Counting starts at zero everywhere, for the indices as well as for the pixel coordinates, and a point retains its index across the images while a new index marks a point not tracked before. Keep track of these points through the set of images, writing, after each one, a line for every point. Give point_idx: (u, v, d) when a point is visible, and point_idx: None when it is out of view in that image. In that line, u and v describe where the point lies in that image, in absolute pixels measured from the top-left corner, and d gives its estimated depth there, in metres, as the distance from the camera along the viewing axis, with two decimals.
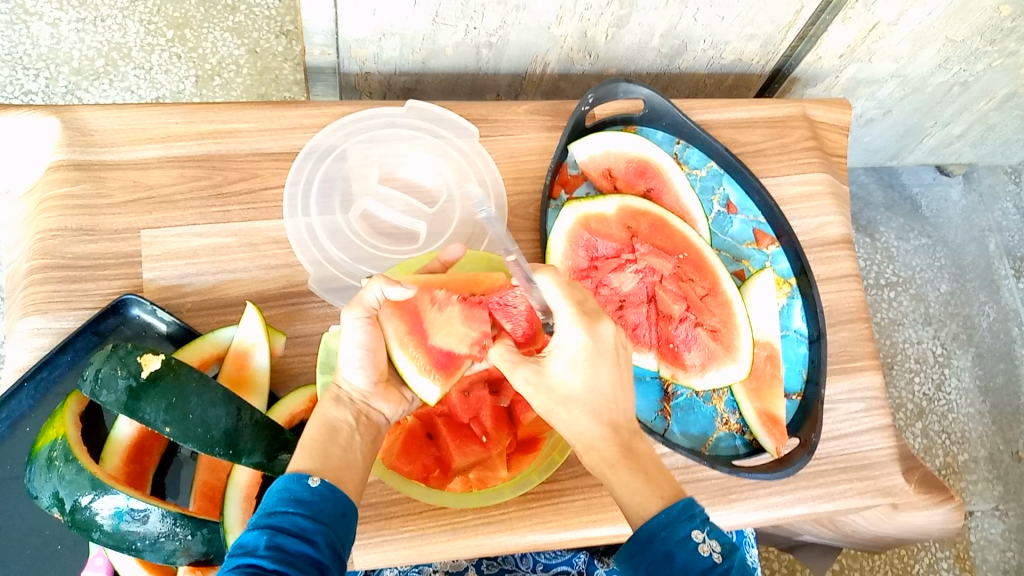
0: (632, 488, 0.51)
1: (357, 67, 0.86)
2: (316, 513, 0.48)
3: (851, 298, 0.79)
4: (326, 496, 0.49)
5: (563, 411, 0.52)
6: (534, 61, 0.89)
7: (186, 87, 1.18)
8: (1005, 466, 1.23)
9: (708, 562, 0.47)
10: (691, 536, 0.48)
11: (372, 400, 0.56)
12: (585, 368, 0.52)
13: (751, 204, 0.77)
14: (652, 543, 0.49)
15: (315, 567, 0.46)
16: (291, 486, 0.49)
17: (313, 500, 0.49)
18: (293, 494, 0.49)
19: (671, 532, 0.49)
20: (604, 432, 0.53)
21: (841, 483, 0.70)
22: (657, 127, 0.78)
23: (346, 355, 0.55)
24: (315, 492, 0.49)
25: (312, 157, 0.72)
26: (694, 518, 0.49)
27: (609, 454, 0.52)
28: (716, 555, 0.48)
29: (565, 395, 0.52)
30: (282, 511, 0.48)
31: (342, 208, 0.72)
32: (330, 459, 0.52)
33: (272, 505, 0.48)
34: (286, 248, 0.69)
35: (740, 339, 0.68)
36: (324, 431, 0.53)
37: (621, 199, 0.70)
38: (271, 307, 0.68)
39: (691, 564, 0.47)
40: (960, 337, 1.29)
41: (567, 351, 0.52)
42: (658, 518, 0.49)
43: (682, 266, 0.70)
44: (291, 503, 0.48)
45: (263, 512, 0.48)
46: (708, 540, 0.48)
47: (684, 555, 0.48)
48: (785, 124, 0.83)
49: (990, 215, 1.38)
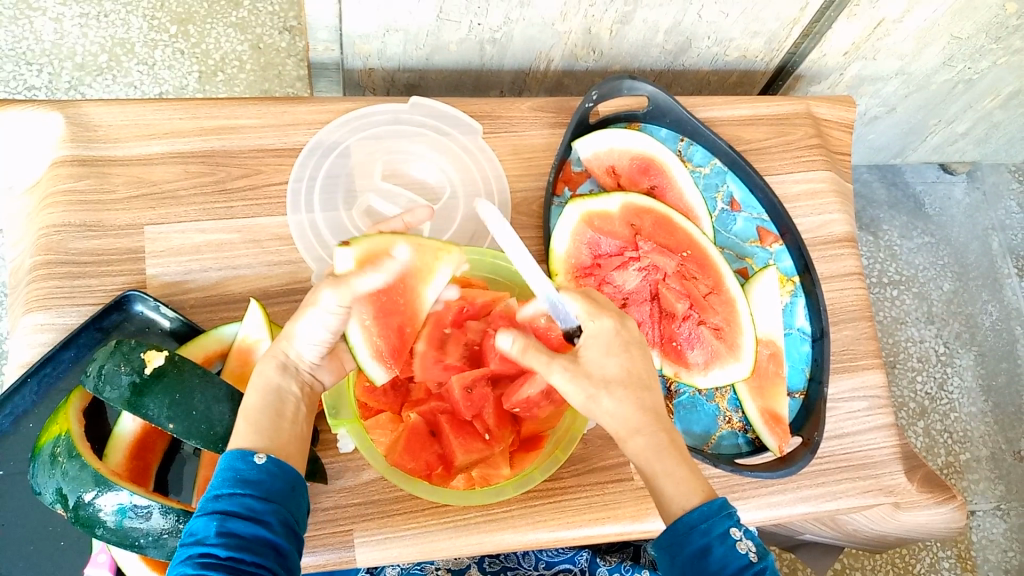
0: (678, 477, 0.51)
1: (360, 64, 0.86)
2: (266, 493, 0.49)
3: (855, 297, 0.79)
4: (274, 473, 0.50)
5: (602, 398, 0.52)
6: (538, 57, 0.89)
7: (189, 83, 1.18)
8: (1007, 465, 1.23)
9: (744, 560, 0.49)
10: (729, 533, 0.50)
11: (320, 372, 0.56)
12: (616, 350, 0.53)
13: (755, 202, 0.77)
14: (690, 535, 0.50)
15: (272, 548, 0.48)
16: (236, 465, 0.49)
17: (261, 479, 0.49)
18: (239, 474, 0.49)
19: (711, 526, 0.50)
20: (644, 419, 0.52)
21: (843, 482, 0.70)
22: (661, 124, 0.78)
23: (305, 333, 0.53)
24: (263, 471, 0.49)
25: (316, 154, 0.72)
26: (732, 516, 0.50)
27: (652, 441, 0.52)
28: (752, 553, 0.49)
29: (605, 378, 0.52)
30: (229, 493, 0.48)
31: (346, 205, 0.72)
32: (278, 434, 0.52)
33: (219, 487, 0.48)
34: (289, 244, 0.69)
35: (743, 337, 0.68)
36: (271, 406, 0.53)
37: (624, 198, 0.69)
38: (274, 304, 0.68)
39: (727, 560, 0.49)
40: (963, 336, 1.29)
41: (600, 339, 0.53)
42: (700, 512, 0.50)
43: (686, 264, 0.70)
44: (239, 483, 0.48)
45: (210, 493, 0.49)
46: (745, 538, 0.50)
47: (722, 550, 0.49)
48: (790, 121, 0.83)
49: (993, 213, 1.37)
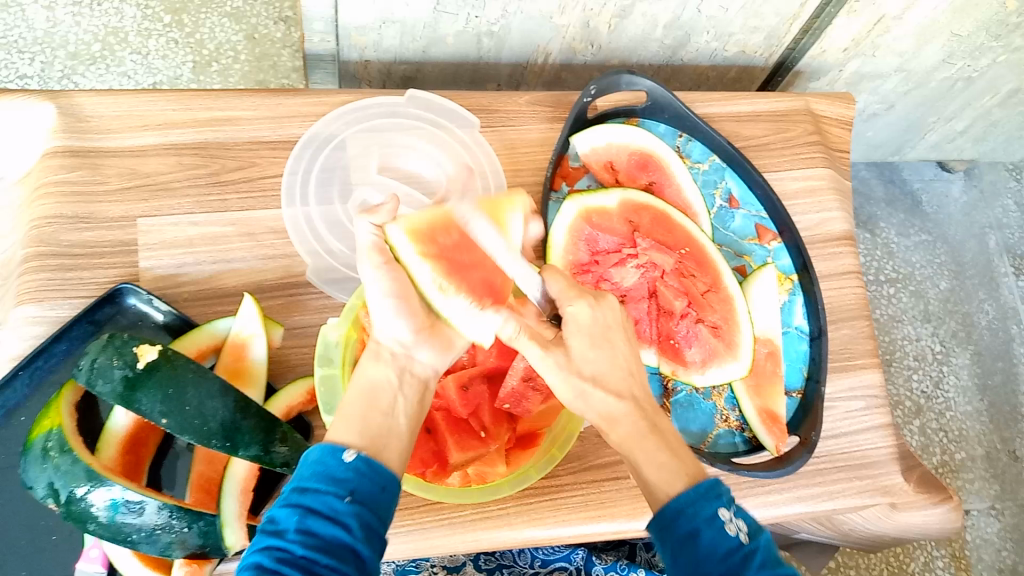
0: (660, 463, 0.50)
1: (357, 55, 0.86)
2: (353, 491, 0.46)
3: (853, 296, 0.78)
4: (362, 473, 0.47)
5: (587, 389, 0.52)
6: (536, 50, 0.88)
7: (183, 73, 1.18)
8: (1002, 464, 1.23)
9: (733, 542, 0.46)
10: (717, 514, 0.47)
11: (416, 350, 0.55)
12: (602, 343, 0.52)
13: (754, 199, 0.77)
14: (678, 521, 0.47)
15: (349, 552, 0.44)
16: (326, 461, 0.47)
17: (348, 478, 0.47)
18: (328, 470, 0.47)
19: (698, 510, 0.47)
20: (626, 407, 0.52)
21: (841, 482, 0.70)
22: (660, 119, 0.78)
23: (377, 306, 0.54)
24: (351, 468, 0.47)
25: (312, 146, 0.71)
26: (721, 498, 0.47)
27: (633, 431, 0.51)
28: (743, 535, 0.46)
29: (592, 373, 0.52)
30: (315, 488, 0.46)
31: (341, 198, 0.70)
32: (370, 425, 0.51)
33: (306, 480, 0.47)
34: (284, 238, 0.69)
35: (741, 336, 0.68)
36: (368, 397, 0.52)
37: (623, 193, 0.69)
38: (267, 299, 0.67)
39: (716, 542, 0.46)
40: (959, 335, 1.29)
41: (585, 331, 0.52)
42: (685, 496, 0.47)
43: (684, 261, 0.69)
44: (326, 479, 0.47)
45: (296, 487, 0.46)
46: (735, 520, 0.47)
47: (712, 533, 0.46)
48: (788, 117, 0.83)
49: (990, 212, 1.37)
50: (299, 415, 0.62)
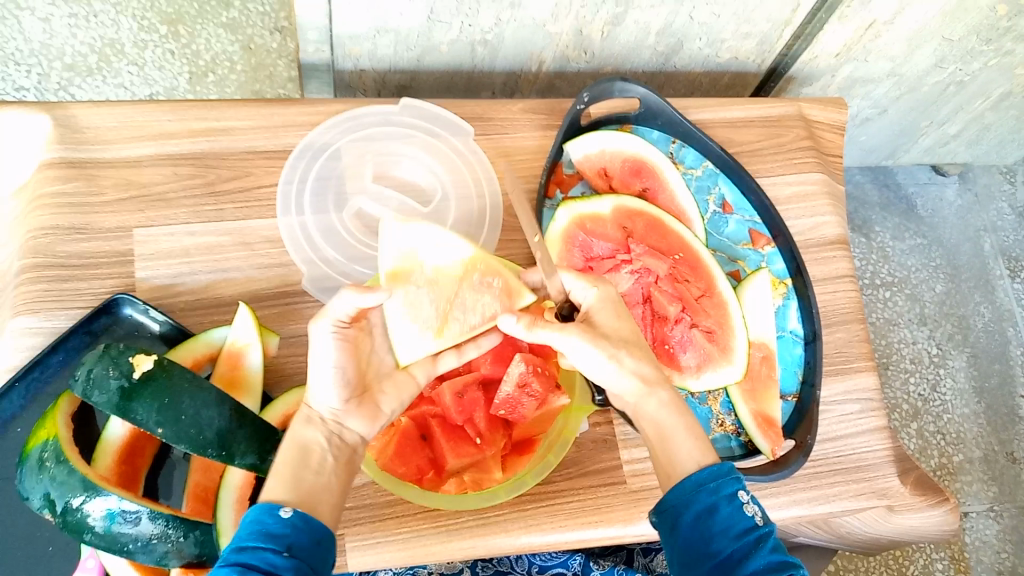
0: (693, 433, 0.54)
1: (351, 65, 0.86)
2: (290, 545, 0.47)
3: (847, 300, 0.79)
4: (299, 528, 0.48)
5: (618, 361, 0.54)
6: (530, 58, 0.88)
7: (179, 84, 1.18)
8: (1000, 466, 1.24)
9: (749, 522, 0.50)
10: (735, 496, 0.51)
11: (347, 418, 0.54)
12: (622, 314, 0.56)
13: (747, 204, 0.77)
14: (699, 493, 0.51)
15: None
16: (262, 519, 0.48)
17: (284, 533, 0.48)
18: (265, 527, 0.48)
19: (717, 487, 0.51)
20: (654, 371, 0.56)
21: (837, 485, 0.70)
22: (653, 126, 0.78)
23: (316, 373, 0.53)
24: (287, 524, 0.48)
25: (306, 155, 0.72)
26: (738, 480, 0.52)
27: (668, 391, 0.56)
28: (758, 517, 0.51)
29: (620, 338, 0.55)
30: (253, 546, 0.47)
31: (336, 207, 0.72)
32: (302, 483, 0.51)
33: (244, 539, 0.47)
34: (280, 247, 0.69)
35: (735, 340, 0.68)
36: (298, 454, 0.52)
37: (616, 199, 0.69)
38: (263, 308, 0.67)
39: (733, 519, 0.50)
40: (955, 338, 1.30)
41: (606, 305, 0.55)
42: (706, 472, 0.52)
43: (678, 266, 0.69)
44: (263, 536, 0.47)
45: (233, 546, 0.47)
46: (751, 502, 0.51)
47: (728, 509, 0.50)
48: (781, 123, 0.83)
49: (984, 215, 1.38)
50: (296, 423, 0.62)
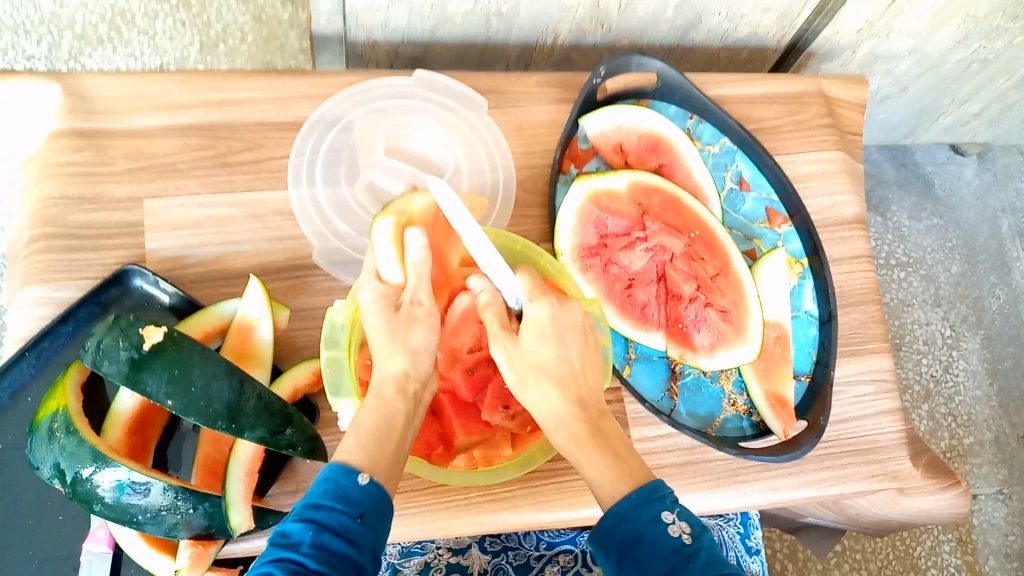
0: (604, 466, 0.51)
1: (364, 36, 0.85)
2: (364, 512, 0.46)
3: (863, 280, 0.77)
4: (374, 496, 0.47)
5: (530, 383, 0.53)
6: (545, 31, 0.87)
7: (190, 54, 1.17)
8: (1011, 449, 1.23)
9: (677, 543, 0.47)
10: (660, 516, 0.48)
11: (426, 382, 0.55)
12: (552, 338, 0.53)
13: (764, 182, 0.76)
14: (621, 526, 0.48)
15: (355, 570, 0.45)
16: (338, 480, 0.47)
17: (361, 499, 0.47)
18: (340, 488, 0.47)
19: (640, 514, 0.48)
20: (571, 410, 0.53)
21: (848, 466, 0.70)
22: (670, 101, 0.78)
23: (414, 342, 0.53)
24: (363, 491, 0.47)
25: (318, 127, 0.71)
26: (663, 498, 0.49)
27: (579, 432, 0.52)
28: (686, 536, 0.48)
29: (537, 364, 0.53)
30: (329, 506, 0.46)
31: (347, 180, 0.70)
32: (380, 452, 0.49)
33: (319, 497, 0.46)
34: (290, 220, 0.68)
35: (750, 320, 0.67)
36: (378, 422, 0.51)
37: (633, 175, 0.67)
38: (272, 281, 0.66)
39: (660, 543, 0.47)
40: (969, 320, 1.28)
41: (537, 326, 0.53)
42: (629, 501, 0.49)
43: (693, 244, 0.68)
44: (339, 499, 0.46)
45: (309, 503, 0.46)
46: (678, 521, 0.48)
47: (653, 535, 0.48)
48: (801, 100, 0.81)
49: (1003, 196, 1.37)
50: (306, 396, 0.62)
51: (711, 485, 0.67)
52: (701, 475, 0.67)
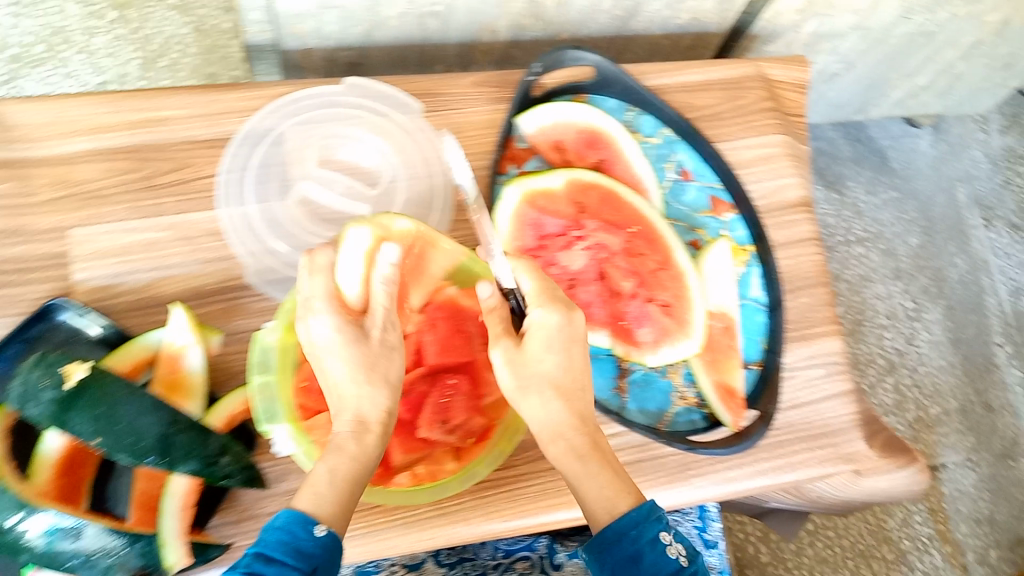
0: (603, 480, 0.50)
1: (297, 44, 0.83)
2: (315, 569, 0.44)
3: (811, 264, 0.76)
4: (330, 550, 0.45)
5: (531, 393, 0.50)
6: (482, 28, 0.85)
7: (131, 70, 1.15)
8: (976, 416, 1.24)
9: (674, 565, 0.48)
10: (658, 539, 0.48)
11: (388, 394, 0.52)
12: (558, 347, 0.51)
13: (707, 170, 0.75)
14: (620, 542, 0.48)
15: None
16: (293, 531, 0.45)
17: (315, 554, 0.45)
18: (295, 539, 0.45)
19: (642, 533, 0.48)
20: (572, 421, 0.51)
21: (802, 452, 0.70)
22: (609, 94, 0.76)
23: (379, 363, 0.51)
24: (317, 544, 0.45)
25: (248, 143, 0.70)
26: (659, 519, 0.49)
27: (579, 446, 0.50)
28: (682, 558, 0.48)
29: (540, 373, 0.50)
30: (280, 561, 0.44)
31: (279, 195, 0.69)
32: (341, 499, 0.47)
33: (271, 549, 0.44)
34: (223, 240, 0.67)
35: (693, 314, 0.67)
36: (351, 466, 0.48)
37: (569, 173, 0.67)
38: (207, 304, 0.65)
39: (660, 565, 0.47)
40: (930, 290, 1.29)
41: (547, 332, 0.50)
42: (629, 518, 0.48)
43: (632, 240, 0.68)
44: (291, 553, 0.44)
45: (260, 553, 0.44)
46: (674, 542, 0.49)
47: (653, 556, 0.47)
48: (741, 85, 0.80)
49: (959, 164, 1.38)
50: (244, 423, 0.60)
51: (664, 481, 0.67)
52: (654, 472, 0.67)
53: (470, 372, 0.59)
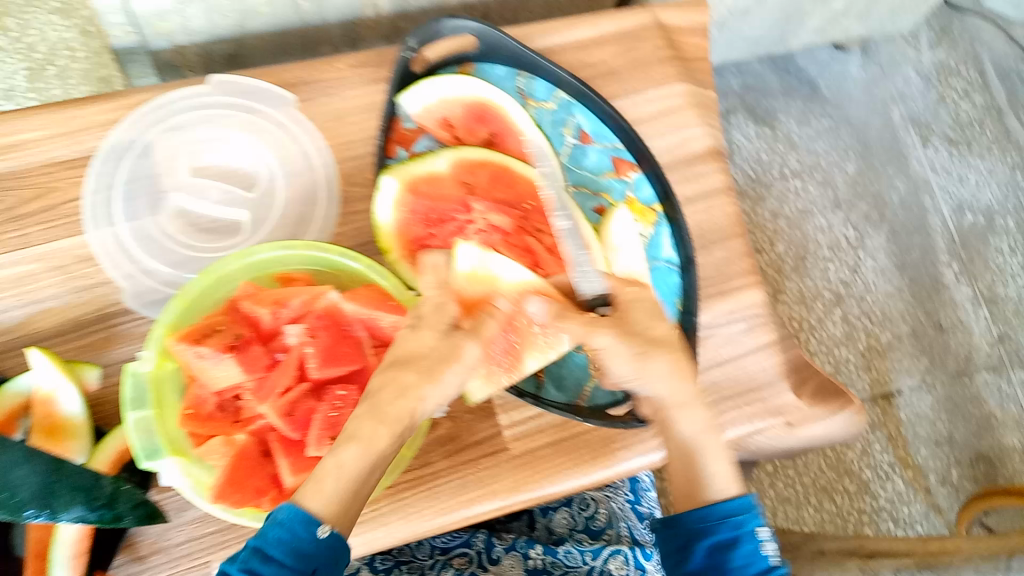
0: (721, 458, 0.54)
1: (167, 43, 0.78)
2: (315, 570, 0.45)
3: (723, 215, 0.74)
4: (329, 550, 0.46)
5: (647, 367, 0.51)
6: (362, 4, 0.80)
7: (18, 83, 1.09)
8: (929, 338, 1.22)
9: (763, 562, 0.52)
10: (757, 533, 0.53)
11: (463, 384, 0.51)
12: (654, 320, 0.53)
13: (607, 130, 0.71)
14: (722, 526, 0.52)
15: None
16: (295, 531, 0.45)
17: (314, 555, 0.45)
18: (295, 539, 0.45)
19: (745, 525, 0.52)
20: (693, 397, 0.53)
21: (729, 412, 0.68)
22: (496, 61, 0.72)
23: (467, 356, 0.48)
24: (321, 545, 0.45)
25: (112, 159, 0.65)
26: (758, 514, 0.53)
27: (701, 425, 0.54)
28: (774, 558, 0.52)
29: (642, 342, 0.51)
30: (280, 560, 0.44)
31: (151, 211, 0.66)
32: (345, 492, 0.46)
33: (272, 548, 0.45)
34: (98, 265, 0.63)
35: (597, 285, 0.63)
36: (364, 463, 0.46)
37: (455, 153, 0.63)
38: (88, 335, 0.62)
39: (751, 557, 0.51)
40: (872, 217, 1.27)
41: (643, 304, 0.53)
42: (735, 505, 0.53)
43: (528, 216, 0.65)
44: (289, 554, 0.45)
45: (259, 548, 0.45)
46: (768, 542, 0.53)
47: (746, 547, 0.52)
48: (635, 36, 0.77)
49: (891, 84, 1.35)
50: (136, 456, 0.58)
51: (589, 459, 0.65)
52: (578, 450, 0.65)
53: (361, 380, 0.57)
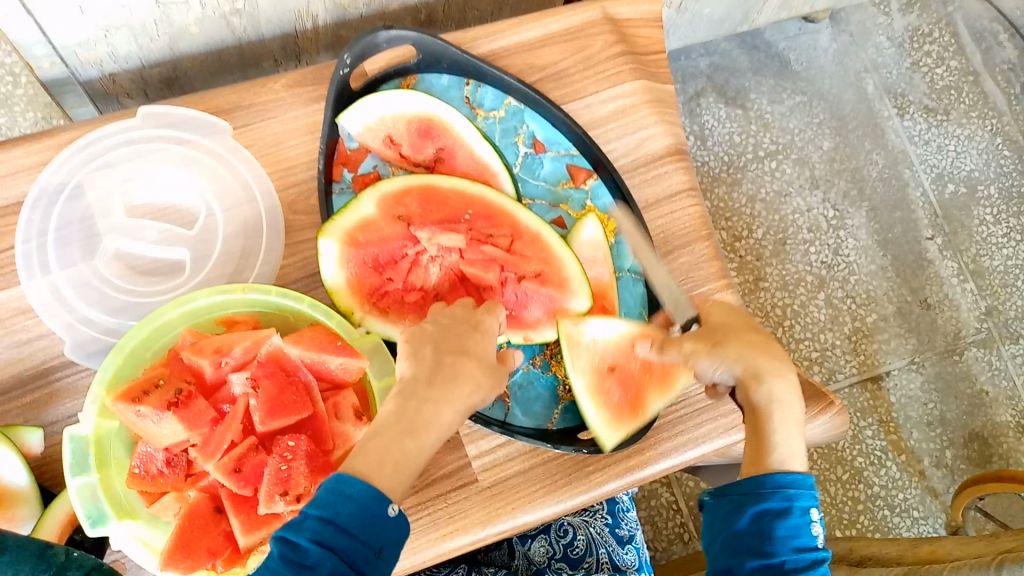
0: (795, 431, 0.55)
1: (97, 72, 0.74)
2: (383, 546, 0.45)
3: (688, 217, 0.71)
4: (395, 528, 0.45)
5: (725, 347, 0.56)
6: (299, 16, 0.76)
7: None
8: (915, 316, 1.19)
9: (810, 542, 0.52)
10: (808, 512, 0.52)
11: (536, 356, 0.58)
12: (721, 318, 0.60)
13: (560, 137, 0.69)
14: (777, 491, 0.52)
15: None
16: (369, 505, 0.45)
17: (381, 532, 0.45)
18: (367, 512, 0.44)
19: (800, 498, 0.52)
20: (778, 376, 0.55)
21: (707, 424, 0.65)
22: (440, 70, 0.69)
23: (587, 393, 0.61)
24: (391, 521, 0.45)
25: (42, 204, 0.62)
26: (816, 493, 0.53)
27: (788, 397, 0.55)
28: (819, 539, 0.52)
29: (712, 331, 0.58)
30: (351, 532, 0.44)
31: (87, 255, 0.62)
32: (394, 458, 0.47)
33: (343, 519, 0.44)
34: (34, 317, 0.60)
35: (566, 268, 0.63)
36: (418, 421, 0.48)
37: (376, 191, 0.60)
38: (24, 393, 0.58)
39: (796, 530, 0.51)
40: (851, 194, 1.24)
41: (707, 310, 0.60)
42: (795, 476, 0.53)
43: (474, 225, 0.63)
44: (363, 526, 0.44)
45: (326, 517, 0.44)
46: (819, 522, 0.53)
47: (797, 519, 0.52)
48: (585, 33, 0.73)
49: (863, 54, 1.31)
50: None
51: (563, 483, 0.62)
52: (551, 474, 0.62)
53: (312, 428, 0.54)
